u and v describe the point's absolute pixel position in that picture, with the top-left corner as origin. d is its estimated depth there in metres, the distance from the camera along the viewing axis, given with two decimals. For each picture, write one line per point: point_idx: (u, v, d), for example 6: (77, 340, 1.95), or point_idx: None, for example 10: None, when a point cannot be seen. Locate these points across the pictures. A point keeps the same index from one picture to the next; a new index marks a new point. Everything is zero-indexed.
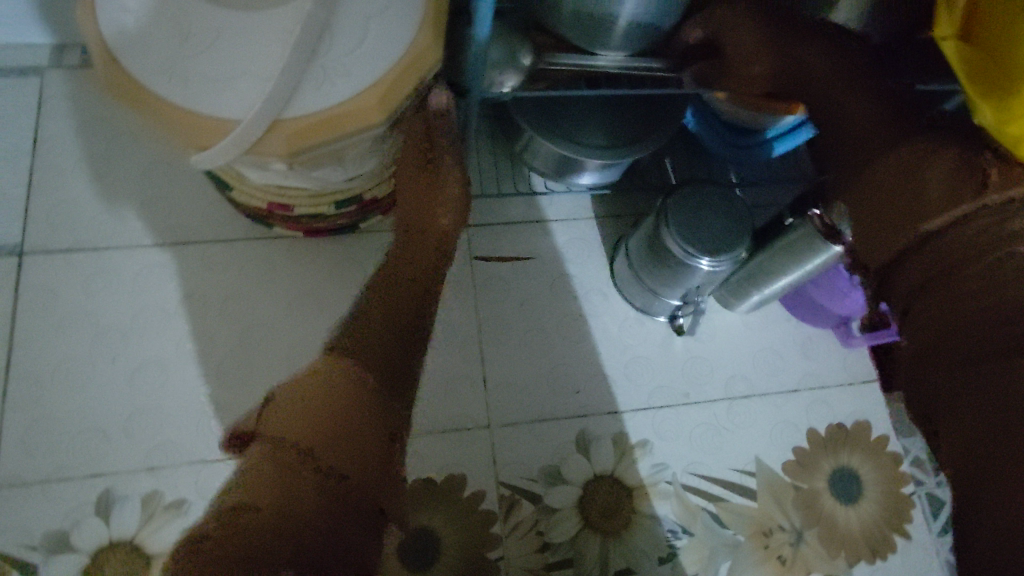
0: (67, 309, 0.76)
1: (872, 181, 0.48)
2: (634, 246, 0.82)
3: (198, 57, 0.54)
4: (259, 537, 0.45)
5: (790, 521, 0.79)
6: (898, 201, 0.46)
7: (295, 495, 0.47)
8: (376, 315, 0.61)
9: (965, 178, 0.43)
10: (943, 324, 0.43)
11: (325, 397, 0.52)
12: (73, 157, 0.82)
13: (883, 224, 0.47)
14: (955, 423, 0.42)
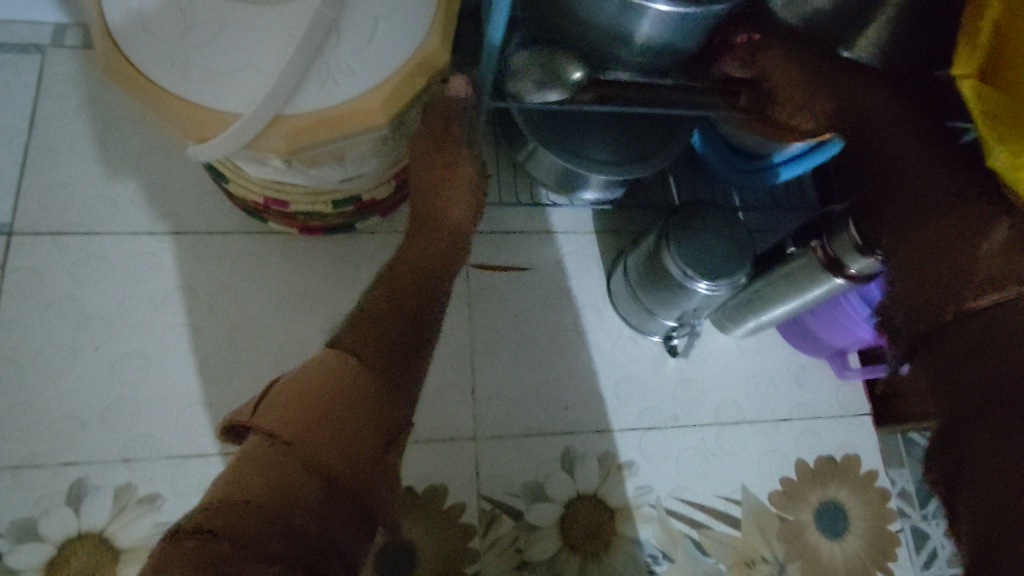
0: (52, 292, 0.75)
1: (926, 242, 0.45)
2: (632, 264, 0.81)
3: (201, 46, 0.53)
4: (246, 530, 0.40)
5: (773, 552, 0.78)
6: (948, 269, 0.43)
7: (291, 488, 0.42)
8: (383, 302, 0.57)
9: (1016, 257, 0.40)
10: (977, 395, 0.40)
11: (335, 383, 0.47)
12: (69, 138, 0.81)
13: (933, 291, 0.43)
14: (983, 488, 0.38)
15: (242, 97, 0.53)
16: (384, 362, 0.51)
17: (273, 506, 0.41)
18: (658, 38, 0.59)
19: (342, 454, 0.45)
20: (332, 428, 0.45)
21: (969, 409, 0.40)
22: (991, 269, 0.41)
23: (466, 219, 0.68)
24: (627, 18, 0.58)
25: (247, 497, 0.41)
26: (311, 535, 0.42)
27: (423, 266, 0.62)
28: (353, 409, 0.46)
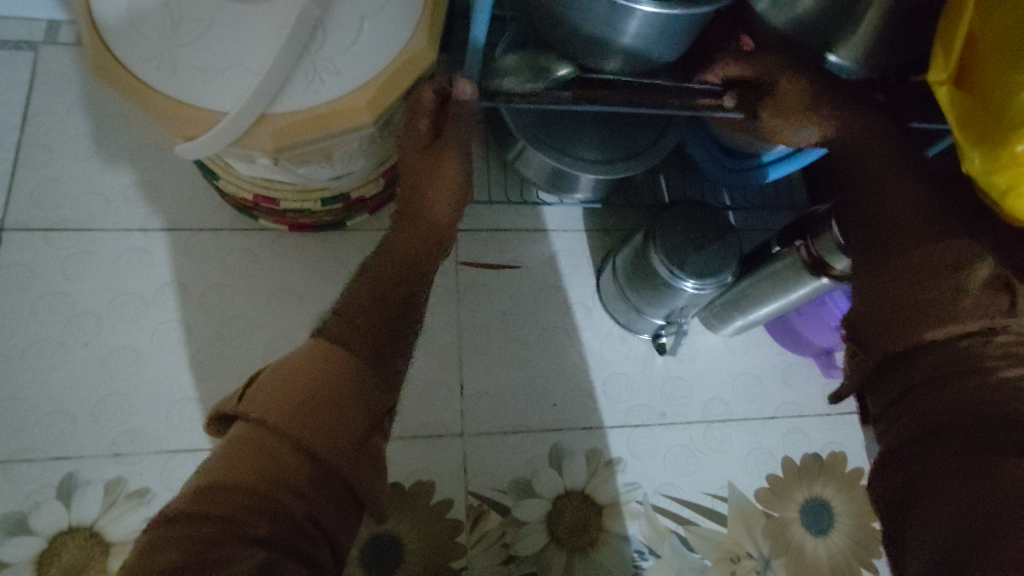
0: (44, 288, 0.75)
1: (899, 268, 0.44)
2: (621, 263, 0.81)
3: (188, 46, 0.53)
4: (231, 514, 0.39)
5: (758, 549, 0.79)
6: (920, 296, 0.42)
7: (279, 471, 0.42)
8: (366, 291, 0.57)
9: (996, 296, 0.40)
10: (937, 420, 0.39)
11: (318, 372, 0.47)
12: (61, 135, 0.82)
13: (900, 317, 0.43)
14: (938, 511, 0.37)
15: (229, 96, 0.54)
16: (369, 355, 0.51)
17: (259, 488, 0.41)
18: (647, 41, 0.59)
19: (326, 441, 0.44)
20: (317, 413, 0.45)
21: (926, 433, 0.39)
22: (969, 304, 0.41)
23: (451, 214, 0.67)
24: (613, 24, 0.57)
25: (234, 479, 0.41)
26: (296, 521, 0.41)
27: (410, 259, 0.62)
28: (337, 398, 0.46)
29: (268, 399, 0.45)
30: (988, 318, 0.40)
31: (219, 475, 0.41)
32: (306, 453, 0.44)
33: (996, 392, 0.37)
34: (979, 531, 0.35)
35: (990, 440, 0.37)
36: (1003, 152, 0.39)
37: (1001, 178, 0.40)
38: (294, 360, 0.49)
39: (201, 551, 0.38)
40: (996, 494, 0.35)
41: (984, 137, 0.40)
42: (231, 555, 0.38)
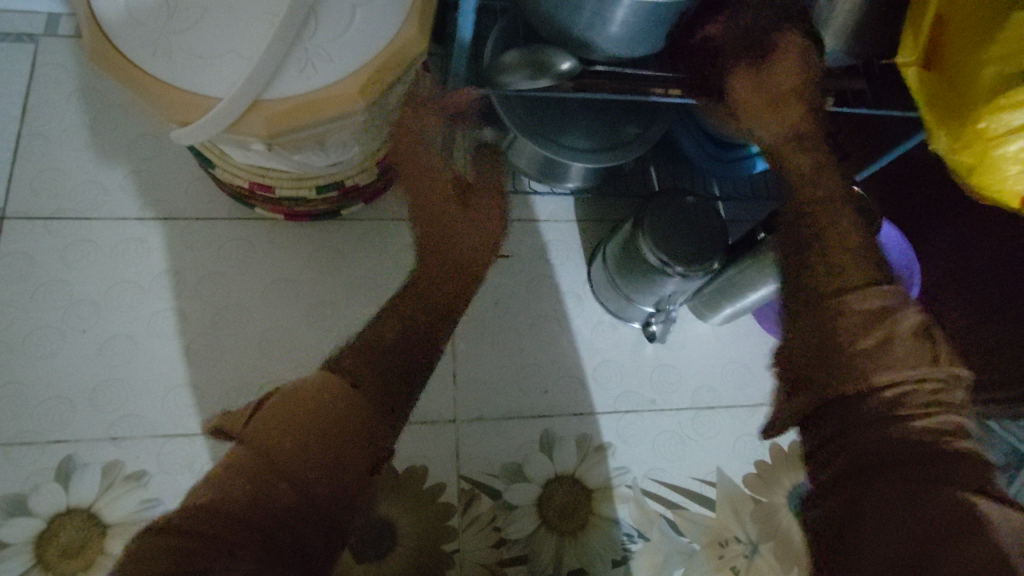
0: (43, 276, 0.77)
1: (833, 329, 0.45)
2: (611, 252, 0.83)
3: (183, 34, 0.55)
4: (238, 523, 0.38)
5: (745, 533, 0.80)
6: (843, 347, 0.44)
7: (267, 506, 0.39)
8: (387, 338, 0.51)
9: (924, 344, 0.43)
10: (873, 456, 0.40)
11: (313, 394, 0.44)
12: (61, 126, 0.83)
13: (828, 364, 0.44)
14: (873, 552, 0.37)
15: (224, 83, 0.55)
16: (378, 384, 0.47)
17: (275, 495, 0.39)
18: (636, 31, 0.60)
19: (323, 494, 0.40)
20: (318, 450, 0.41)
21: (864, 467, 0.40)
22: (901, 352, 0.43)
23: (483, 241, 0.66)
24: (602, 14, 0.58)
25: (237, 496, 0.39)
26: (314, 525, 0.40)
27: (432, 301, 0.56)
28: (343, 423, 0.43)
29: (269, 423, 0.42)
30: (920, 365, 0.42)
31: (255, 474, 0.40)
32: (309, 484, 0.40)
33: (918, 432, 0.40)
34: (911, 553, 0.36)
35: (928, 470, 0.39)
36: (968, 129, 0.44)
37: (969, 153, 0.45)
38: (300, 391, 0.44)
39: (191, 564, 0.36)
40: (934, 516, 0.37)
41: (955, 116, 0.46)
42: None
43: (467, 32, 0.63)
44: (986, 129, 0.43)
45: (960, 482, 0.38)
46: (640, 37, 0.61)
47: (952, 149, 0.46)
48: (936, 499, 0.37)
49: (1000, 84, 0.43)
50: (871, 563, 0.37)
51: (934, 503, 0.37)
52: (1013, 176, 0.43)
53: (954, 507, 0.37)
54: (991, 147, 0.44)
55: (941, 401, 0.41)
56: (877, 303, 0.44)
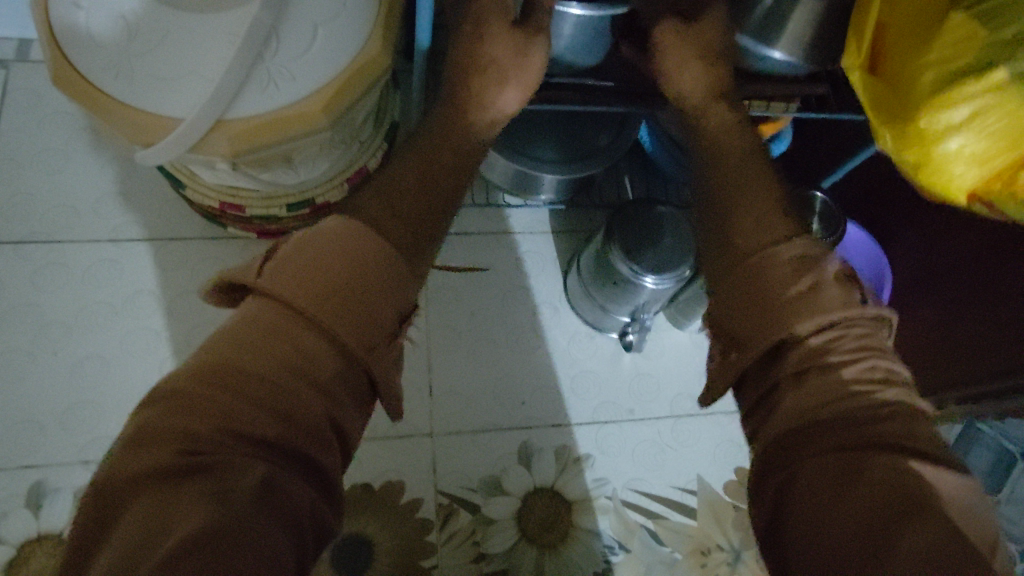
0: (13, 300, 0.76)
1: (760, 266, 0.49)
2: (585, 263, 0.83)
3: (145, 56, 0.55)
4: (236, 411, 0.40)
5: (727, 541, 0.80)
6: (769, 294, 0.48)
7: (275, 382, 0.41)
8: (393, 207, 0.51)
9: (850, 290, 0.47)
10: (810, 425, 0.44)
11: (343, 253, 0.45)
12: (32, 150, 0.83)
13: (754, 313, 0.48)
14: (824, 522, 0.40)
15: (188, 102, 0.56)
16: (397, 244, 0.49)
17: (275, 390, 0.41)
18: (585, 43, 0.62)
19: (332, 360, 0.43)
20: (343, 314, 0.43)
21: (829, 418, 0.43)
22: (830, 295, 0.46)
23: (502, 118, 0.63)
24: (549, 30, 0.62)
25: (249, 377, 0.40)
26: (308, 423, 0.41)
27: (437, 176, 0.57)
28: (365, 298, 0.45)
29: (298, 275, 0.44)
30: (847, 308, 0.46)
31: (231, 360, 0.41)
32: (309, 388, 0.42)
33: (864, 403, 0.43)
34: (870, 528, 0.39)
35: (883, 437, 0.42)
36: (912, 131, 0.45)
37: (912, 155, 0.45)
38: (325, 244, 0.45)
39: (194, 453, 0.38)
40: (874, 488, 0.40)
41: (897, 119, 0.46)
42: (228, 467, 0.38)
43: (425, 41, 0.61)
44: (931, 132, 0.44)
45: (891, 448, 0.41)
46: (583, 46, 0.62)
47: (900, 151, 0.46)
48: (883, 472, 0.40)
49: (940, 88, 0.43)
50: (827, 525, 0.40)
51: (876, 470, 0.40)
52: (954, 174, 0.44)
53: (899, 477, 0.40)
54: (936, 148, 0.44)
55: (871, 353, 0.45)
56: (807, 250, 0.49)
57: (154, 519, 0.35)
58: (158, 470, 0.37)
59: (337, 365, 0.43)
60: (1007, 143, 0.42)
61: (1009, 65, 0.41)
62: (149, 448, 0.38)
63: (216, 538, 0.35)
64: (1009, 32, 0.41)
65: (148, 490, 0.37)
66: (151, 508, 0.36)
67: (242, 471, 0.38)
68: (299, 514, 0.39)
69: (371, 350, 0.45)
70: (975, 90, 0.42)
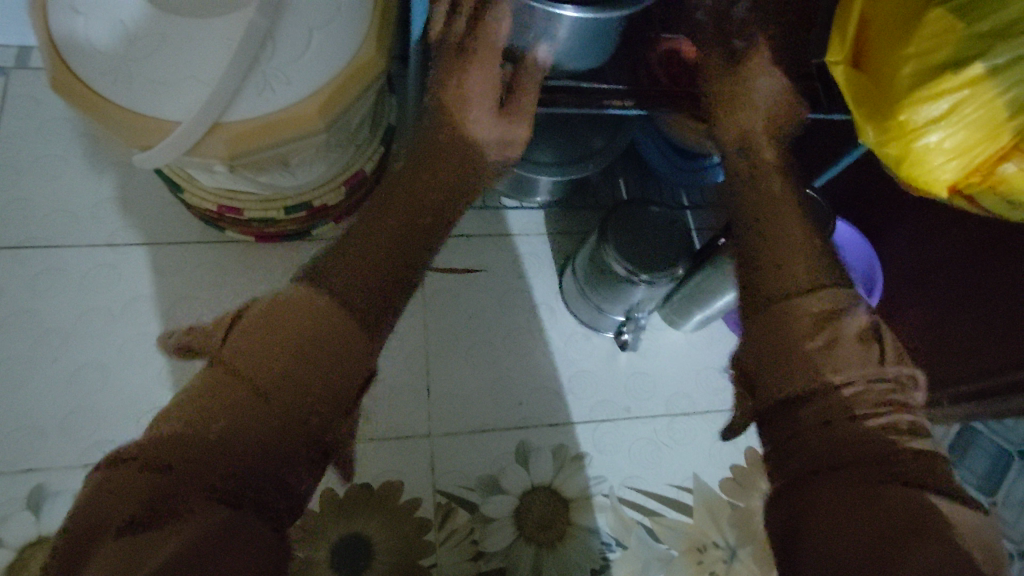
0: (13, 305, 0.77)
1: (778, 306, 0.46)
2: (580, 264, 0.84)
3: (143, 61, 0.56)
4: (188, 463, 0.37)
5: (723, 538, 0.80)
6: (791, 335, 0.44)
7: (239, 428, 0.39)
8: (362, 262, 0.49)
9: (871, 346, 0.44)
10: (822, 458, 0.40)
11: (299, 318, 0.43)
12: (31, 156, 0.84)
13: (776, 352, 0.45)
14: (829, 554, 0.37)
15: (184, 107, 0.57)
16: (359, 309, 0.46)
17: (226, 446, 0.38)
18: (577, 43, 0.63)
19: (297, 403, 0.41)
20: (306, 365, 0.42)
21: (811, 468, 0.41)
22: (850, 348, 0.43)
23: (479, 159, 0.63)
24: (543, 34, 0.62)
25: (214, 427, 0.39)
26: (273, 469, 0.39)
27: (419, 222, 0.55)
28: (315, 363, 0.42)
29: (254, 343, 0.42)
30: (866, 365, 0.43)
31: (186, 419, 0.39)
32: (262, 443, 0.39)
33: (886, 443, 0.40)
34: (882, 560, 0.35)
35: (881, 472, 0.39)
36: (894, 124, 0.44)
37: (894, 148, 0.45)
38: (290, 306, 0.44)
39: (150, 506, 0.36)
40: (890, 520, 0.36)
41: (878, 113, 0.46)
42: (175, 516, 0.36)
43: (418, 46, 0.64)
44: (912, 125, 0.44)
45: (909, 484, 0.38)
46: (577, 50, 0.64)
47: (884, 145, 0.45)
48: (900, 505, 0.37)
49: (921, 82, 0.43)
50: (836, 556, 0.36)
51: (892, 505, 0.37)
52: (934, 166, 0.45)
53: (919, 509, 0.36)
54: (916, 141, 0.44)
55: (896, 402, 0.42)
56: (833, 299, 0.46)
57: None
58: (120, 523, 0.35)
59: (304, 407, 0.41)
60: (984, 134, 0.43)
61: (983, 59, 0.42)
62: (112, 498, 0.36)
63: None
64: (983, 28, 0.42)
65: (110, 544, 0.35)
66: (118, 551, 0.34)
67: (207, 517, 0.36)
68: (266, 560, 0.37)
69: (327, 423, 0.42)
70: (954, 84, 0.42)
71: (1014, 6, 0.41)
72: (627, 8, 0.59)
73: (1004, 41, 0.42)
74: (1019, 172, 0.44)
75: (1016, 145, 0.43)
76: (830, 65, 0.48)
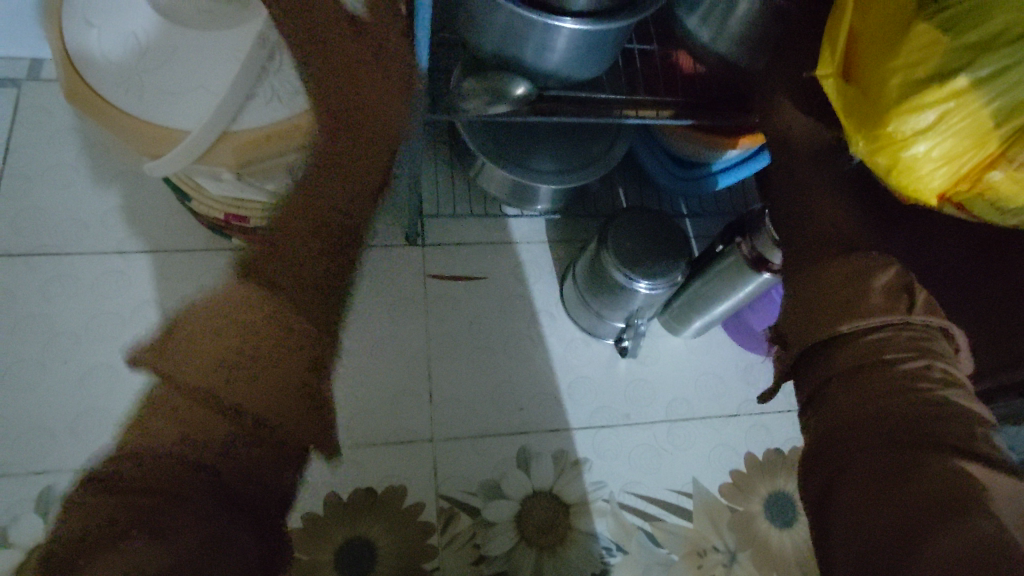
0: (22, 310, 0.78)
1: (815, 275, 0.44)
2: (580, 271, 0.85)
3: (155, 71, 0.58)
4: (166, 464, 0.39)
5: (723, 542, 0.81)
6: (831, 294, 0.42)
7: (204, 437, 0.41)
8: (285, 264, 0.54)
9: (899, 297, 0.41)
10: (852, 419, 0.38)
11: (230, 321, 0.48)
12: (41, 165, 0.86)
13: (811, 314, 0.42)
14: (861, 523, 0.34)
15: (194, 116, 0.58)
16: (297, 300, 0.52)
17: (194, 443, 0.40)
18: (577, 54, 0.65)
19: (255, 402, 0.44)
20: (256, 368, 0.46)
21: (833, 442, 0.38)
22: (879, 300, 0.41)
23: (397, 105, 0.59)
24: (544, 46, 0.64)
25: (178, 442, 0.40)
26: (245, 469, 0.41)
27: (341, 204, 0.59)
28: (260, 352, 0.47)
29: (197, 356, 0.45)
30: (898, 315, 0.40)
31: (147, 431, 0.41)
32: (228, 430, 0.42)
33: (919, 402, 0.37)
34: (915, 529, 0.33)
35: (902, 439, 0.36)
36: (882, 132, 0.45)
37: (884, 157, 0.45)
38: (218, 313, 0.48)
39: (136, 506, 0.36)
40: (925, 487, 0.33)
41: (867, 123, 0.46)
42: (163, 510, 0.36)
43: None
44: (900, 134, 0.44)
45: (948, 447, 0.35)
46: (577, 61, 0.66)
47: (872, 153, 0.46)
48: (935, 470, 0.34)
49: (908, 92, 0.44)
50: (865, 524, 0.34)
51: (931, 469, 0.34)
52: (924, 174, 0.45)
53: (956, 475, 0.33)
54: (905, 150, 0.45)
55: (930, 354, 0.39)
56: (854, 264, 0.43)
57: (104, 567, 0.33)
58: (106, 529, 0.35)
59: (257, 393, 0.45)
60: (970, 142, 0.44)
61: (968, 71, 0.43)
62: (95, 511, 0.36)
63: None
64: (970, 39, 0.43)
65: (98, 548, 0.34)
66: (108, 552, 0.34)
67: (194, 513, 0.37)
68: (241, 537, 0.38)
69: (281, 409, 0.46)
70: (942, 94, 0.43)
71: (999, 18, 0.43)
72: (623, 15, 0.60)
73: (988, 52, 0.42)
74: (1005, 179, 0.45)
75: (1002, 154, 0.44)
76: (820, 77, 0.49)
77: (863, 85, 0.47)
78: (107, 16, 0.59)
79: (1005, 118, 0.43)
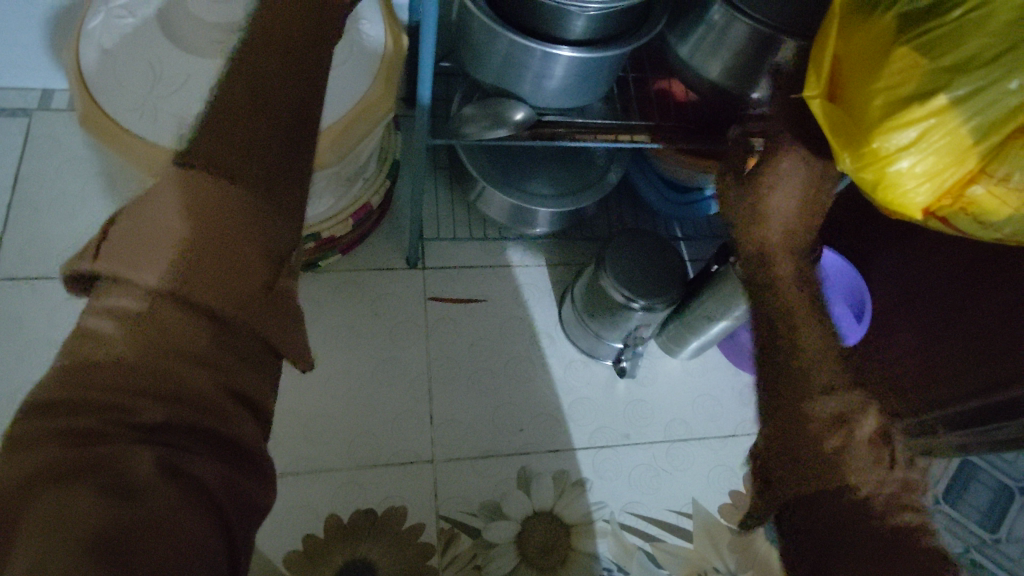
0: (29, 334, 0.79)
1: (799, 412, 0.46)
2: (578, 293, 0.87)
3: (169, 97, 0.61)
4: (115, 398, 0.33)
5: (724, 563, 0.81)
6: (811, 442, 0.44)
7: (175, 342, 0.35)
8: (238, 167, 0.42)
9: (881, 450, 0.43)
10: (838, 546, 0.39)
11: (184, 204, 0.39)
12: (51, 192, 0.88)
13: (794, 449, 0.44)
14: None
15: None
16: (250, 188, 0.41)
17: (153, 373, 0.34)
18: (573, 82, 0.68)
19: (221, 294, 0.37)
20: (203, 264, 0.37)
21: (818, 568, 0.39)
22: (863, 454, 0.43)
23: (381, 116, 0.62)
24: (541, 75, 0.67)
25: (121, 358, 0.34)
26: (200, 395, 0.35)
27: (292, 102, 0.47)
28: (235, 254, 0.38)
29: (137, 236, 0.37)
30: (882, 473, 0.42)
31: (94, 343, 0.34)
32: (196, 333, 0.36)
33: (907, 544, 0.38)
34: None
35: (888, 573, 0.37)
36: (867, 149, 0.47)
37: (869, 173, 0.47)
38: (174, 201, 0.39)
39: (78, 446, 0.31)
40: None
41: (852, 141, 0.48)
42: (117, 457, 0.31)
43: (429, 95, 0.67)
44: (884, 151, 0.46)
45: None
46: (572, 88, 0.69)
47: (859, 169, 0.48)
48: None
49: (891, 111, 0.46)
50: None
51: None
52: (908, 190, 0.47)
53: None
54: (889, 166, 0.47)
55: (913, 506, 0.41)
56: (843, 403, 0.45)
57: (43, 519, 0.29)
58: (41, 475, 0.30)
59: (221, 287, 0.37)
60: (951, 159, 0.46)
61: (947, 91, 0.45)
62: (30, 449, 0.31)
63: (114, 548, 0.29)
64: (947, 61, 0.45)
65: (46, 486, 0.30)
66: (50, 505, 0.29)
67: (156, 457, 0.32)
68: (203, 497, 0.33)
69: (259, 303, 0.39)
70: (923, 112, 0.45)
71: (973, 43, 0.45)
72: (617, 47, 0.64)
73: (964, 74, 0.45)
74: (985, 195, 0.46)
75: (982, 170, 0.46)
76: (807, 98, 0.51)
77: (847, 104, 0.49)
78: (126, 47, 0.62)
79: (982, 136, 0.45)
